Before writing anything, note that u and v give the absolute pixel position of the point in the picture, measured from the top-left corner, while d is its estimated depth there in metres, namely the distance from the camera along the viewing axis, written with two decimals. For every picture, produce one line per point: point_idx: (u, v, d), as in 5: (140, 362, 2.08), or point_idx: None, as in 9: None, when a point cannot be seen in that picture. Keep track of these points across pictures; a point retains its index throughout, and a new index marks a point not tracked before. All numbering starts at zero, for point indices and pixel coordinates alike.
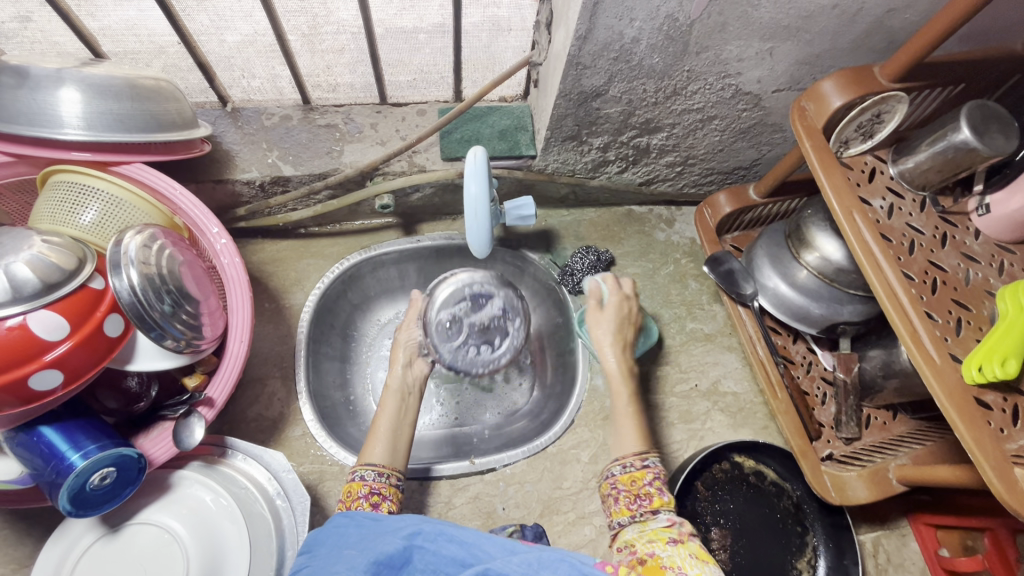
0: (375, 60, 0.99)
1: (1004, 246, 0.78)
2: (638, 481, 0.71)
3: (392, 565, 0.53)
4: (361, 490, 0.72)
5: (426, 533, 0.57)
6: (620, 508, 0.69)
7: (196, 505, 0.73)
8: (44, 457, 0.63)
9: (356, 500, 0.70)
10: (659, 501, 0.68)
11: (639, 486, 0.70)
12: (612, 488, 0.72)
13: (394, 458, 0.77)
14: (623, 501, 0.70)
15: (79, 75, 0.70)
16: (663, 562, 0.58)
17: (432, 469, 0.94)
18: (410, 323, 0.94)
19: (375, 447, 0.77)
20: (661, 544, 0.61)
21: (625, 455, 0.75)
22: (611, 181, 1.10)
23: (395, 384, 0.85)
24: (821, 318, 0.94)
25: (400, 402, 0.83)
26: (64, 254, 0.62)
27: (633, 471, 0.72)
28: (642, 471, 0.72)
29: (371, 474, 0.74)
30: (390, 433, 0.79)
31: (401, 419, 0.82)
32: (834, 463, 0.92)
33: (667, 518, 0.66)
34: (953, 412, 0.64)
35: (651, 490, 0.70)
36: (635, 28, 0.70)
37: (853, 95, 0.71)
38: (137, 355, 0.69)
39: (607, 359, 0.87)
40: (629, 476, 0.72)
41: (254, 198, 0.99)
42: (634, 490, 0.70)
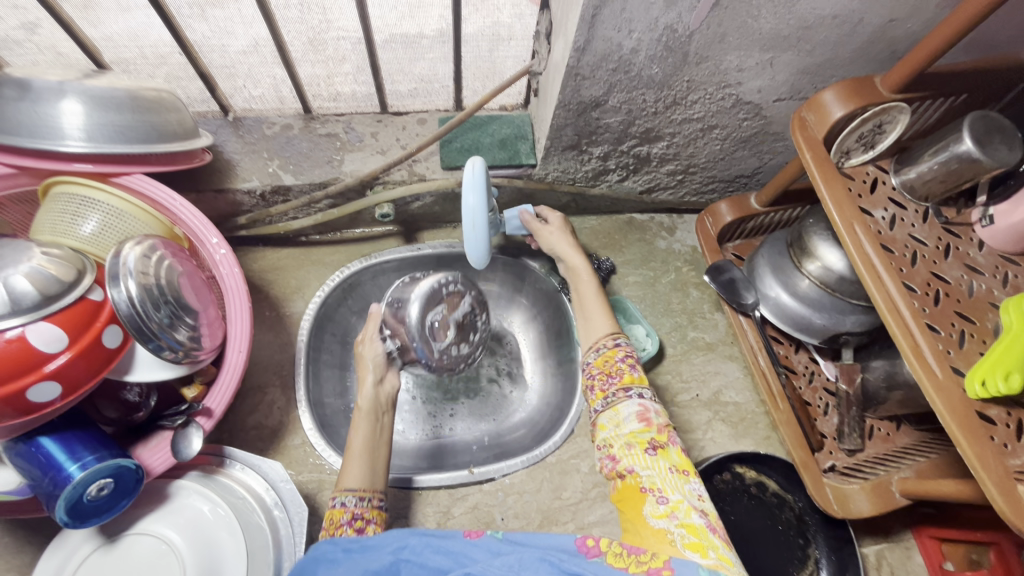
0: (376, 69, 1.00)
1: (1008, 257, 0.77)
2: (610, 361, 0.77)
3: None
4: (343, 517, 0.72)
5: (413, 545, 0.52)
6: (596, 392, 0.75)
7: (194, 515, 0.73)
8: (43, 468, 0.63)
9: (339, 527, 0.70)
10: (628, 380, 0.73)
11: (610, 367, 0.76)
12: (588, 375, 0.77)
13: (373, 478, 0.76)
14: (597, 386, 0.75)
15: (81, 87, 0.70)
16: (642, 483, 0.63)
17: (414, 479, 0.94)
18: (375, 337, 0.89)
19: (352, 470, 0.76)
20: (640, 453, 0.66)
21: (597, 339, 0.81)
22: (611, 189, 1.09)
23: (367, 404, 0.82)
24: (823, 328, 0.93)
25: (373, 423, 0.81)
26: (64, 267, 0.62)
27: (604, 353, 0.78)
28: (611, 351, 0.77)
29: (352, 500, 0.73)
30: (365, 455, 0.78)
31: (377, 440, 0.81)
32: (836, 475, 0.91)
33: (639, 403, 0.71)
34: (956, 428, 0.64)
35: (620, 369, 0.75)
36: (634, 39, 0.70)
37: (855, 106, 0.71)
38: (136, 366, 0.70)
39: (574, 259, 0.92)
40: (603, 358, 0.77)
41: (254, 207, 0.99)
42: (606, 371, 0.75)
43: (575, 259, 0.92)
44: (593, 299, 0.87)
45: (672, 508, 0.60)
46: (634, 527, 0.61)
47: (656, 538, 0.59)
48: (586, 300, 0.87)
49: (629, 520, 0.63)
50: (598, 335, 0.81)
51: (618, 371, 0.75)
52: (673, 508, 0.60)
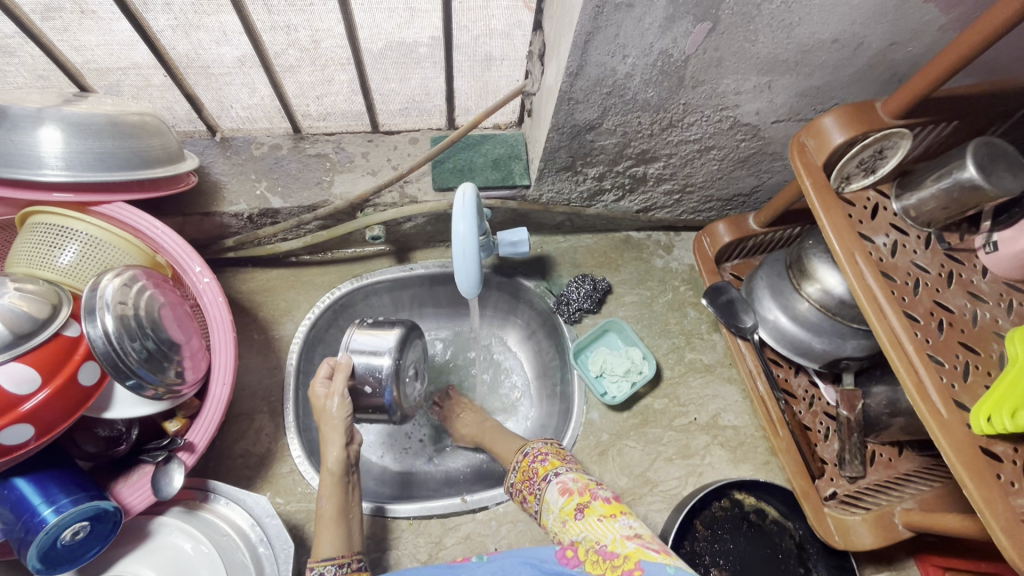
0: (366, 91, 0.98)
1: (1013, 284, 0.75)
2: (525, 468, 0.84)
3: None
4: None
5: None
6: (531, 500, 0.81)
7: (174, 553, 0.71)
8: (16, 511, 0.61)
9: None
10: (545, 469, 0.81)
11: (528, 471, 0.83)
12: (519, 493, 0.84)
13: (348, 544, 0.75)
14: (530, 494, 0.81)
15: (59, 113, 0.68)
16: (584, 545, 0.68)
17: (389, 508, 0.92)
18: (339, 390, 0.82)
19: (325, 539, 0.74)
20: (574, 523, 0.71)
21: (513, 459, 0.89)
22: (608, 209, 1.08)
23: (335, 472, 0.79)
24: (824, 353, 0.91)
25: (340, 485, 0.79)
26: (37, 303, 0.60)
27: (518, 468, 0.85)
28: (523, 461, 0.84)
29: (330, 570, 0.71)
30: (343, 522, 0.77)
31: (349, 507, 0.79)
32: (838, 504, 0.89)
33: (558, 483, 0.77)
34: (961, 468, 0.62)
35: (534, 465, 0.82)
36: (628, 64, 0.68)
37: (856, 131, 0.69)
38: (115, 403, 0.68)
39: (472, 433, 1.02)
40: (519, 474, 0.85)
41: (243, 229, 0.97)
42: (527, 477, 0.82)
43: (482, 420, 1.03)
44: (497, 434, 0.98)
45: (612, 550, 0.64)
46: None
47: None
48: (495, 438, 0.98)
49: None
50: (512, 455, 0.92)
51: (536, 469, 0.82)
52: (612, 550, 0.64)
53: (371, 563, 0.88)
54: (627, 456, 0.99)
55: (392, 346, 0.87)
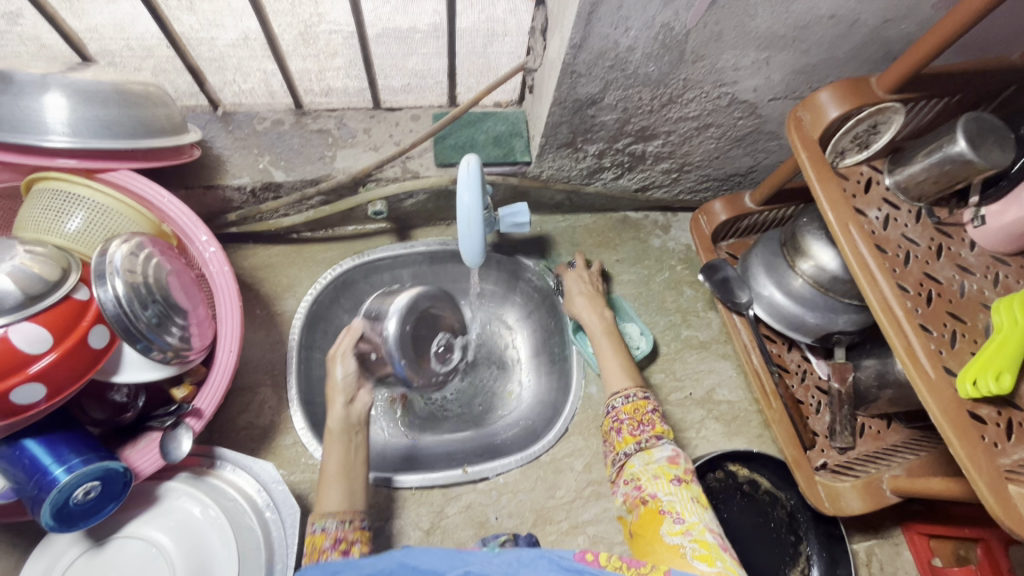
0: (368, 64, 0.98)
1: (1000, 257, 0.77)
2: (641, 409, 0.80)
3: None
4: (325, 541, 0.70)
5: (407, 554, 0.52)
6: (625, 436, 0.78)
7: (183, 516, 0.72)
8: (27, 471, 0.62)
9: (323, 552, 0.69)
10: (660, 429, 0.78)
11: (642, 415, 0.79)
12: (616, 419, 0.81)
13: (351, 500, 0.76)
14: (627, 430, 0.78)
15: (65, 80, 0.69)
16: (662, 506, 0.68)
17: (395, 479, 0.94)
18: (346, 352, 0.89)
19: (331, 494, 0.76)
20: (665, 484, 0.70)
21: (625, 389, 0.84)
22: (606, 188, 1.09)
23: (336, 426, 0.83)
24: (816, 328, 0.93)
25: (343, 438, 0.82)
26: (47, 265, 0.61)
27: (635, 401, 0.81)
28: (643, 401, 0.81)
29: (333, 525, 0.72)
30: (344, 473, 0.78)
31: (352, 461, 0.80)
32: (827, 473, 0.92)
33: (671, 447, 0.75)
34: (947, 428, 0.64)
35: (651, 418, 0.79)
36: (630, 37, 0.70)
37: (850, 106, 0.71)
38: (125, 367, 0.69)
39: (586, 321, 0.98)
40: (632, 406, 0.81)
41: (245, 203, 0.98)
42: (637, 418, 0.79)
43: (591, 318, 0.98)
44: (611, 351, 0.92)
45: (689, 527, 0.64)
46: (650, 546, 0.66)
47: (670, 552, 0.63)
48: (603, 356, 0.92)
49: (646, 543, 0.67)
50: (627, 383, 0.85)
51: (647, 420, 0.79)
52: (688, 527, 0.65)
53: (374, 532, 0.90)
54: None
55: (399, 310, 0.90)
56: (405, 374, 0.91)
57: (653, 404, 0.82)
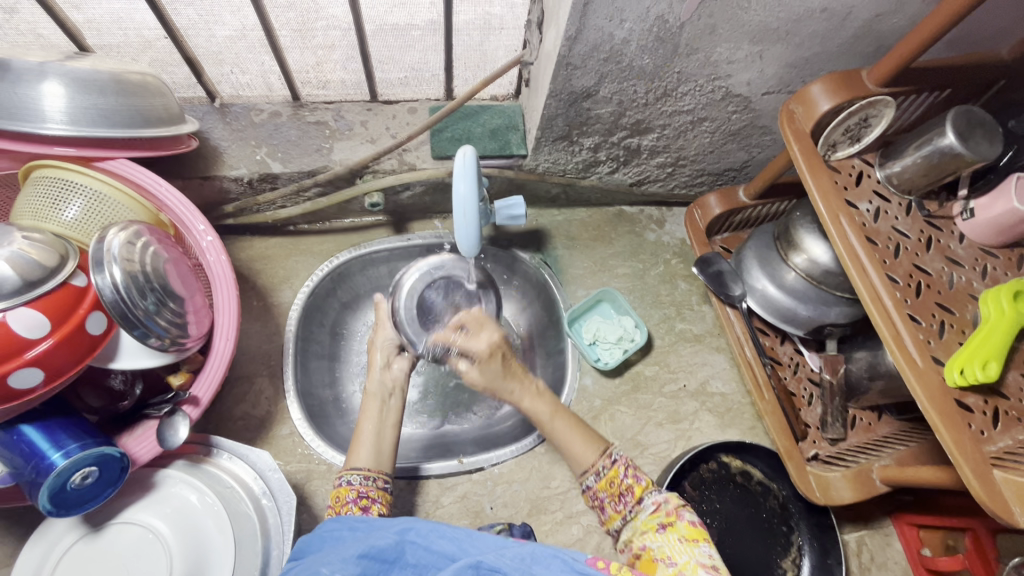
0: (366, 58, 0.98)
1: (988, 250, 0.78)
2: (615, 480, 0.72)
3: (382, 561, 0.52)
4: (349, 495, 0.71)
5: (418, 531, 0.55)
6: (610, 514, 0.72)
7: (180, 504, 0.73)
8: (25, 455, 0.63)
9: (344, 505, 0.70)
10: (641, 488, 0.71)
11: (618, 485, 0.72)
12: (594, 498, 0.74)
13: (382, 459, 0.77)
14: (611, 506, 0.72)
15: (62, 69, 0.69)
16: (654, 555, 0.62)
17: (420, 468, 0.95)
18: (385, 324, 0.88)
19: (361, 451, 0.77)
20: (652, 534, 0.65)
21: (591, 464, 0.74)
22: (602, 181, 1.10)
23: (373, 389, 0.82)
24: (808, 320, 0.94)
25: (379, 400, 0.82)
26: (46, 251, 0.62)
27: (606, 474, 0.73)
28: (613, 470, 0.73)
29: (357, 479, 0.73)
30: (374, 436, 0.78)
31: (382, 424, 0.80)
32: (819, 464, 0.93)
33: (657, 495, 0.69)
34: (936, 415, 0.65)
35: (629, 481, 0.72)
36: (625, 29, 0.71)
37: (841, 99, 0.72)
38: (121, 353, 0.70)
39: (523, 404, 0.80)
40: (606, 480, 0.73)
41: (242, 195, 0.99)
42: (615, 491, 0.72)
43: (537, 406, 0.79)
44: (564, 426, 0.78)
45: (681, 568, 0.58)
46: None
47: None
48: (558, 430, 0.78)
49: None
50: (590, 456, 0.75)
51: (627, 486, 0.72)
52: (681, 569, 0.58)
53: None
54: (619, 420, 1.03)
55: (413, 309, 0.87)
56: (429, 351, 0.84)
57: (629, 464, 0.73)
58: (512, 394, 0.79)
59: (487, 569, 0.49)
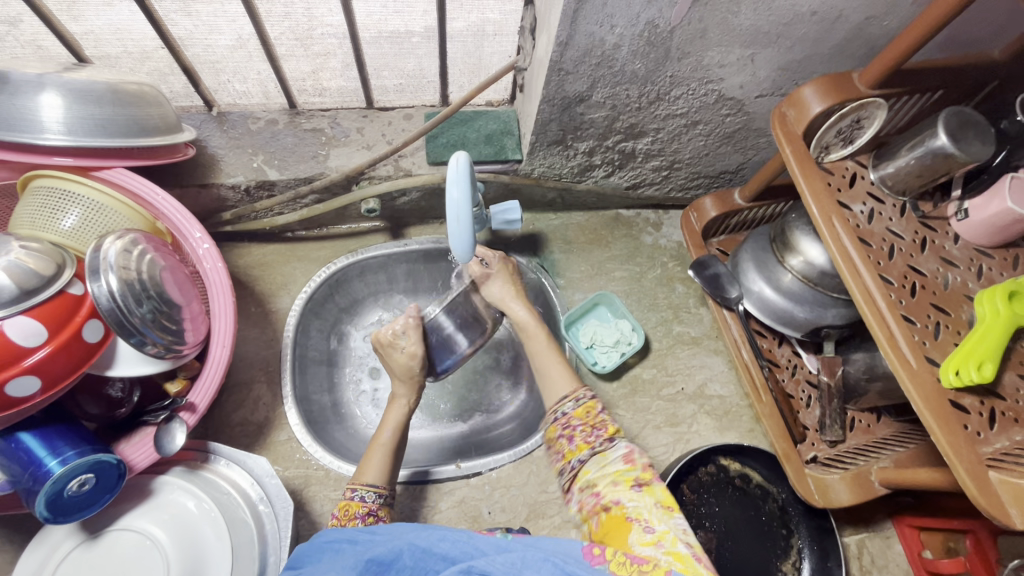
0: (362, 64, 0.98)
1: (983, 250, 0.78)
2: (591, 412, 0.73)
3: (380, 564, 0.52)
4: (359, 510, 0.73)
5: (418, 534, 0.55)
6: (576, 444, 0.71)
7: (178, 510, 0.73)
8: (22, 463, 0.63)
9: (352, 519, 0.71)
10: (613, 429, 0.71)
11: (593, 418, 0.73)
12: (566, 426, 0.73)
13: (389, 475, 0.78)
14: (580, 437, 0.71)
15: (60, 80, 0.70)
16: (629, 513, 0.59)
17: (431, 472, 0.95)
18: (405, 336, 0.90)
19: (373, 466, 0.78)
20: (627, 489, 0.62)
21: (573, 392, 0.77)
22: (598, 185, 1.10)
23: (402, 404, 0.85)
24: (806, 322, 0.94)
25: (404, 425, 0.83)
26: (42, 260, 0.62)
27: (584, 404, 0.74)
28: (592, 403, 0.75)
29: (371, 495, 0.74)
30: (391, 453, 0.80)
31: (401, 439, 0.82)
32: (818, 466, 0.93)
33: (625, 446, 0.69)
34: (930, 416, 0.65)
35: (604, 420, 0.73)
36: (616, 34, 0.71)
37: (833, 101, 0.72)
38: (118, 361, 0.70)
39: (516, 312, 0.91)
40: (583, 409, 0.74)
41: (240, 202, 1.00)
42: (589, 423, 0.72)
43: (521, 316, 0.90)
44: (550, 355, 0.84)
45: (659, 536, 0.55)
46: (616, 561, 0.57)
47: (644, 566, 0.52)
48: (543, 358, 0.84)
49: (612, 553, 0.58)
50: (570, 385, 0.78)
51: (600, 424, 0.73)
52: (659, 538, 0.55)
53: None
54: (617, 424, 1.03)
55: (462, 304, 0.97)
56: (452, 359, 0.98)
57: (603, 405, 0.75)
58: (506, 299, 0.91)
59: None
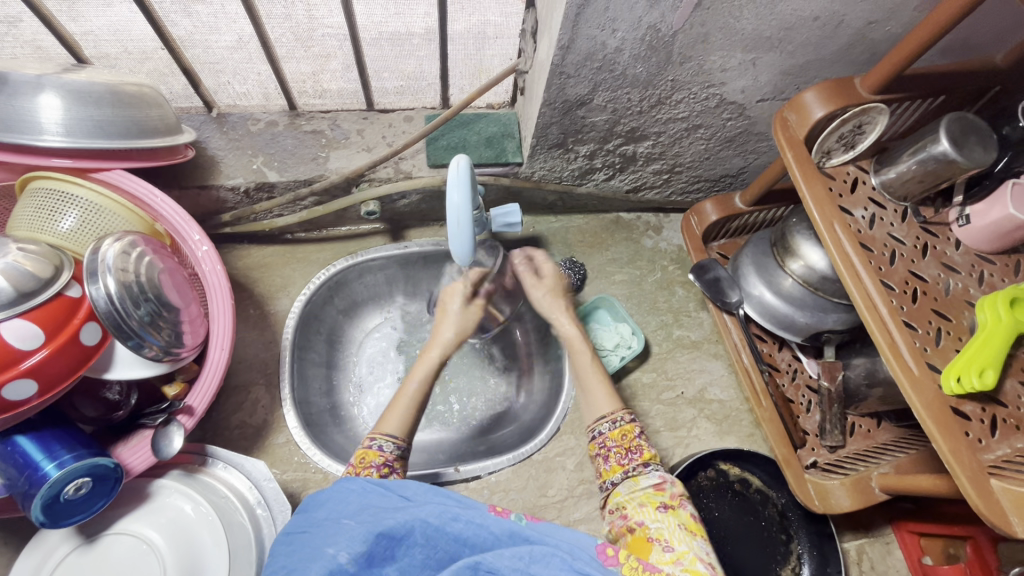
0: (362, 67, 0.98)
1: (985, 256, 0.78)
2: (628, 435, 0.74)
3: (392, 539, 0.52)
4: (375, 459, 0.71)
5: (430, 511, 0.55)
6: (612, 464, 0.73)
7: (175, 513, 0.73)
8: (18, 467, 0.63)
9: (367, 468, 0.70)
10: (649, 454, 0.72)
11: (630, 440, 0.74)
12: (603, 446, 0.75)
13: (410, 430, 0.77)
14: (615, 458, 0.73)
15: (59, 81, 0.70)
16: (650, 534, 0.61)
17: (441, 474, 0.94)
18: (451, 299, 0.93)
19: (392, 417, 0.77)
20: (651, 511, 0.64)
21: (611, 413, 0.78)
22: (599, 188, 1.10)
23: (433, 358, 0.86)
24: (806, 327, 0.93)
25: (432, 381, 0.83)
26: (41, 263, 0.62)
27: (622, 426, 0.75)
28: (630, 425, 0.75)
29: (389, 446, 0.73)
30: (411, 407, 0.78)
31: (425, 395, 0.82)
32: (818, 471, 0.92)
33: (657, 475, 0.69)
34: (930, 423, 0.64)
35: (640, 444, 0.73)
36: (618, 38, 0.71)
37: (835, 106, 0.72)
38: (116, 364, 0.70)
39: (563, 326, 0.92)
40: (619, 431, 0.75)
41: (239, 204, 0.99)
42: (625, 445, 0.73)
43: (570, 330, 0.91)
44: (592, 371, 0.84)
45: (680, 556, 0.58)
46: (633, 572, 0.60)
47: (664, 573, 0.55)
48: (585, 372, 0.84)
49: None
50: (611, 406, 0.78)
51: (636, 447, 0.74)
52: (679, 556, 0.58)
53: None
54: None
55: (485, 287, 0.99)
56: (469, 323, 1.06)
57: (641, 429, 0.76)
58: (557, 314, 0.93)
59: (485, 572, 0.48)
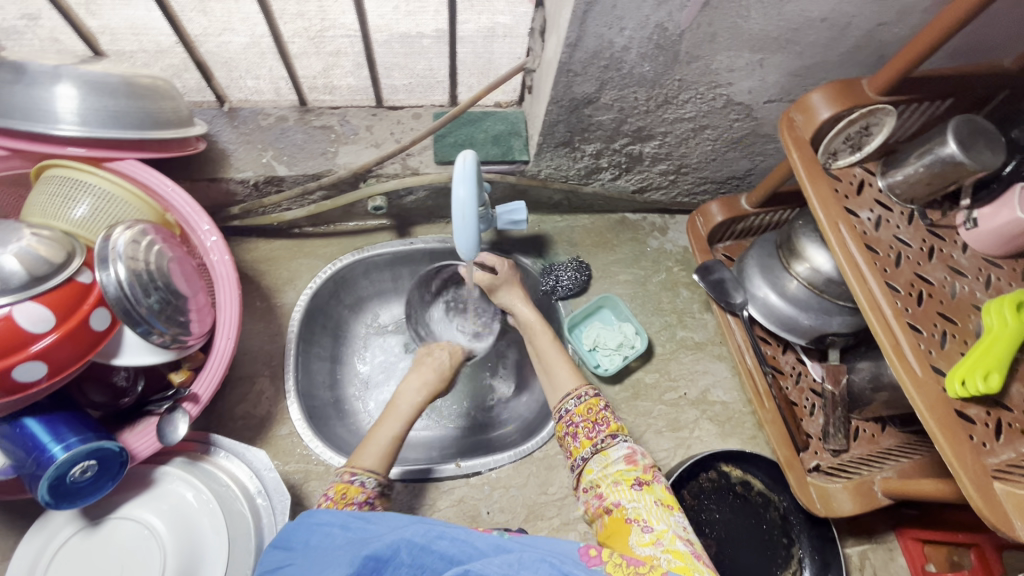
0: (372, 64, 1.00)
1: (992, 260, 0.78)
2: (593, 408, 0.78)
3: (377, 561, 0.51)
4: (356, 496, 0.72)
5: (415, 529, 0.54)
6: (581, 440, 0.76)
7: (177, 500, 0.74)
8: (27, 447, 0.64)
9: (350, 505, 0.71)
10: (614, 425, 0.76)
11: (596, 413, 0.78)
12: (569, 423, 0.78)
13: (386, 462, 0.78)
14: (583, 433, 0.76)
15: (76, 72, 0.71)
16: (628, 515, 0.64)
17: (431, 470, 0.95)
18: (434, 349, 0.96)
19: (366, 452, 0.78)
20: (627, 489, 0.67)
21: (576, 390, 0.82)
22: (605, 188, 1.11)
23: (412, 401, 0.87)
24: (810, 329, 0.93)
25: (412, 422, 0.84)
26: (53, 247, 0.63)
27: (587, 401, 0.79)
28: (593, 399, 0.80)
29: (370, 483, 0.74)
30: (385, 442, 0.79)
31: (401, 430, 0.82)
32: (821, 475, 0.92)
33: (626, 445, 0.73)
34: (935, 425, 0.64)
35: (605, 417, 0.77)
36: (625, 37, 0.71)
37: (841, 107, 0.72)
38: (125, 350, 0.70)
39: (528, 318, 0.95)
40: (584, 407, 0.79)
41: (248, 198, 1.00)
42: (591, 419, 0.77)
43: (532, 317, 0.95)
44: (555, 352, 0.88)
45: (658, 535, 0.60)
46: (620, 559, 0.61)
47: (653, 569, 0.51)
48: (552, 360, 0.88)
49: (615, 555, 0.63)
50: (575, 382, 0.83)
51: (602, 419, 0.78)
52: (658, 536, 0.60)
53: None
54: None
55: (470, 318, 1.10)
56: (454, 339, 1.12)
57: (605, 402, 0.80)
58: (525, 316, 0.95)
59: None
